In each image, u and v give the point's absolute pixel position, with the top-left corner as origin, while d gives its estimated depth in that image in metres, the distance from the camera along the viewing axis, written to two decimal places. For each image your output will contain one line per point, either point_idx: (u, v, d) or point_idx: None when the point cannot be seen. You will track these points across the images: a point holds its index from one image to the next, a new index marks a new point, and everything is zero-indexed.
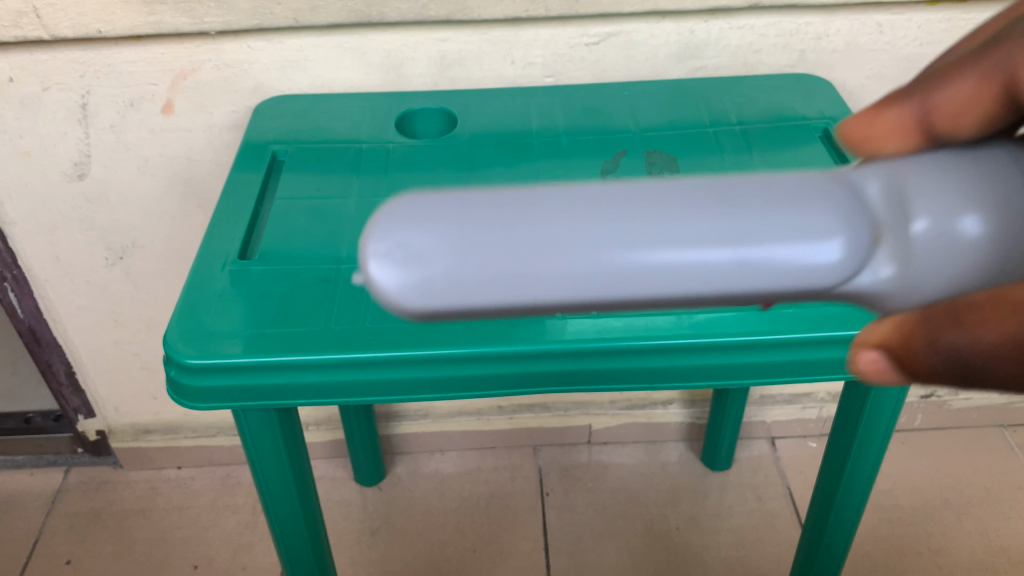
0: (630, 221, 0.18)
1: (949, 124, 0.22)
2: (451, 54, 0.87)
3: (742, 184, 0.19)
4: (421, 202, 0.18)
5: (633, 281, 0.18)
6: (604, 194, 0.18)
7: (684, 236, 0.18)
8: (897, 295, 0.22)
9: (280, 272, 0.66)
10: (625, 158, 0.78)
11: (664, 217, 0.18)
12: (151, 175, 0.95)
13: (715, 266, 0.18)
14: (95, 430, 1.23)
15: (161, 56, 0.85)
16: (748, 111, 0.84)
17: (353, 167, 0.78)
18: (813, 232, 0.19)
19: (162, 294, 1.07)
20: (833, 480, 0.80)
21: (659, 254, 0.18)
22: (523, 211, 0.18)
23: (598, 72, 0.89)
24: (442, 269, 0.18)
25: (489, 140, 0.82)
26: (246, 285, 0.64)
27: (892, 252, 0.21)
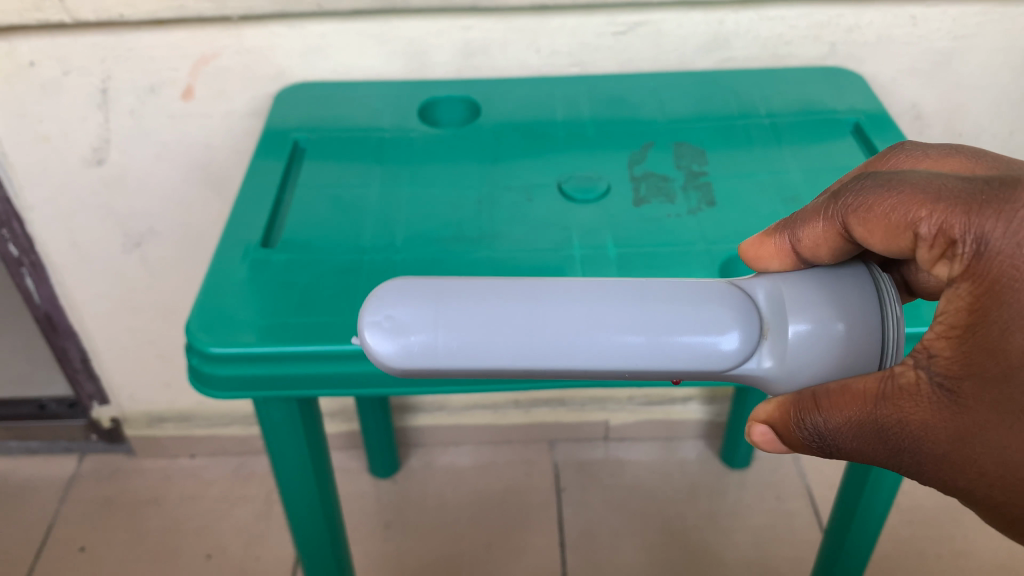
0: (520, 317, 0.36)
1: (810, 253, 0.42)
2: (475, 42, 0.85)
3: (575, 303, 0.37)
4: (408, 302, 0.37)
5: (517, 351, 0.36)
6: (498, 297, 0.37)
7: (548, 328, 0.36)
8: (779, 380, 0.40)
9: (303, 262, 0.64)
10: (653, 150, 0.77)
11: (538, 317, 0.36)
12: (170, 161, 0.94)
13: (561, 347, 0.36)
14: (109, 418, 1.22)
15: (183, 41, 0.84)
16: (778, 104, 0.82)
17: (375, 156, 0.77)
18: (612, 327, 0.36)
19: (178, 282, 1.06)
20: (860, 479, 0.77)
21: (525, 337, 0.36)
22: (470, 310, 0.36)
23: (625, 62, 0.87)
24: (419, 340, 0.36)
25: (512, 130, 0.80)
26: (269, 275, 0.63)
27: (772, 349, 0.39)
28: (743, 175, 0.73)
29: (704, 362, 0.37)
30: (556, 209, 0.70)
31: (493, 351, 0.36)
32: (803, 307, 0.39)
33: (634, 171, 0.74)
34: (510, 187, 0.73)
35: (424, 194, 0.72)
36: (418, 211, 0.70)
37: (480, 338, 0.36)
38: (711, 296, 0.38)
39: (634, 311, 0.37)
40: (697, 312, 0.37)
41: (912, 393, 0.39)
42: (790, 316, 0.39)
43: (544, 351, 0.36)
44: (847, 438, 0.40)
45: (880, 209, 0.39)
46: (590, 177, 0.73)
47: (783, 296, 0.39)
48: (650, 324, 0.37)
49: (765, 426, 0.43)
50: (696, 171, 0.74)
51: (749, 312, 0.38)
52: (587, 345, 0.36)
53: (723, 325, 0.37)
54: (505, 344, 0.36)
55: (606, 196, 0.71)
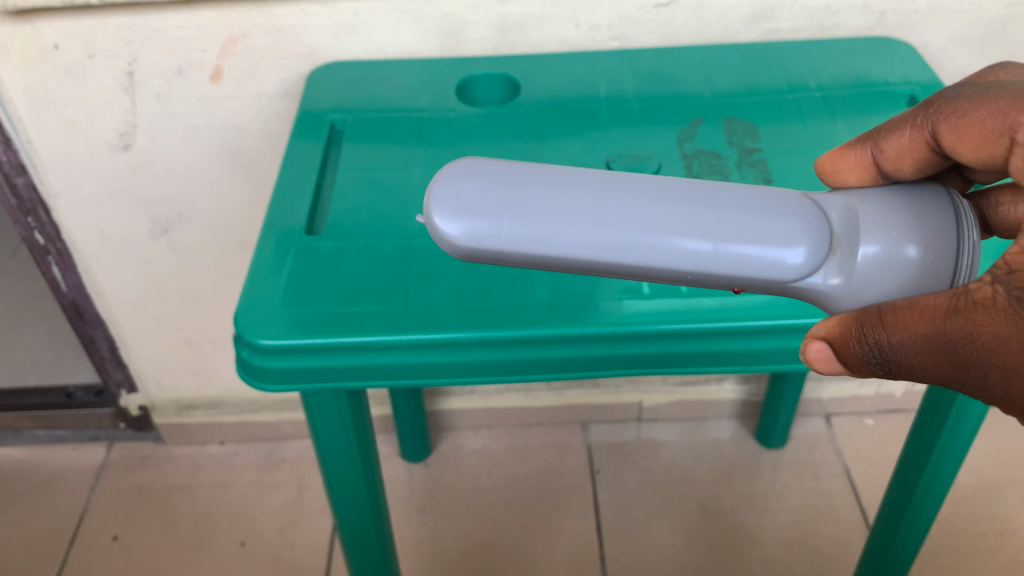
0: (591, 207, 0.34)
1: (892, 164, 0.42)
2: (513, 17, 0.82)
3: (645, 201, 0.34)
4: (466, 181, 0.35)
5: (584, 245, 0.34)
6: (562, 184, 0.34)
7: (612, 224, 0.34)
8: (842, 299, 0.39)
9: (350, 249, 0.62)
10: (703, 126, 0.74)
11: (610, 210, 0.34)
12: (198, 145, 0.92)
13: (631, 243, 0.34)
14: (138, 405, 1.21)
15: (211, 21, 0.82)
16: (827, 76, 0.80)
17: (415, 137, 0.75)
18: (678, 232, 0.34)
19: (207, 268, 1.04)
20: (921, 463, 0.74)
21: (583, 233, 0.34)
22: (542, 196, 0.34)
23: (666, 35, 0.85)
24: (471, 224, 0.34)
25: (554, 108, 0.78)
26: (315, 263, 0.61)
27: (840, 268, 0.38)
28: (799, 151, 0.70)
29: (773, 274, 0.35)
30: None
31: (560, 241, 0.34)
32: (872, 224, 0.38)
33: (685, 149, 0.72)
34: (558, 167, 0.71)
35: None
36: None
37: (549, 226, 0.34)
38: (789, 203, 0.36)
39: (709, 213, 0.34)
40: (776, 220, 0.35)
41: (987, 305, 0.37)
42: (863, 235, 0.38)
43: (612, 246, 0.34)
44: (910, 353, 0.38)
45: (976, 116, 0.40)
46: (638, 156, 0.71)
47: (855, 217, 0.38)
48: (726, 226, 0.34)
49: (821, 344, 0.41)
50: (749, 147, 0.71)
51: (822, 225, 0.37)
52: (655, 246, 0.34)
53: (801, 235, 0.36)
54: (573, 235, 0.34)
55: (658, 175, 0.69)
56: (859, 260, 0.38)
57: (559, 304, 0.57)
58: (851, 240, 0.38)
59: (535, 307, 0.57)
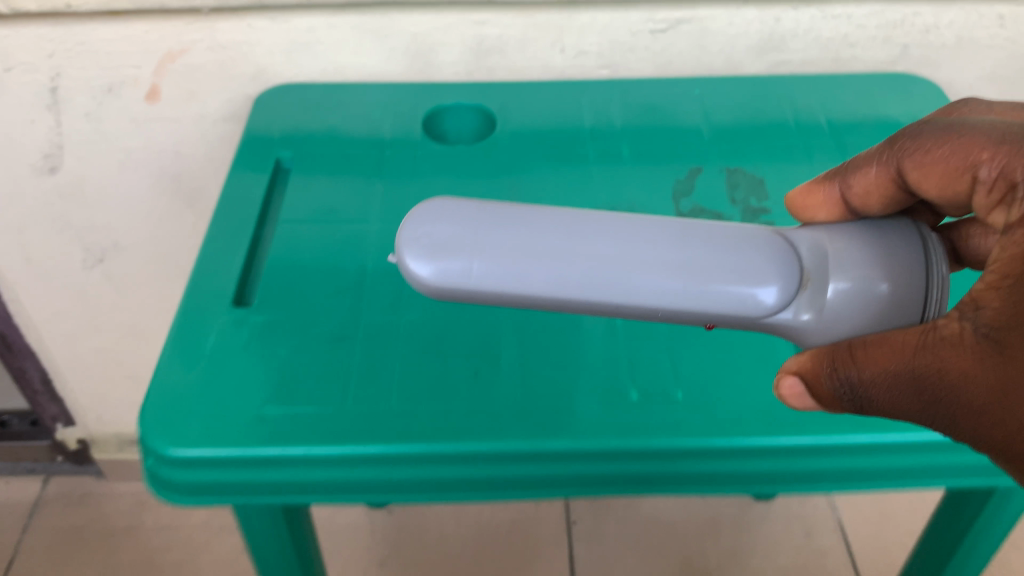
0: (561, 250, 0.39)
1: (860, 201, 0.44)
2: (490, 40, 0.72)
3: (611, 241, 0.39)
4: (442, 226, 0.39)
5: (554, 285, 0.39)
6: (532, 225, 0.40)
7: (581, 263, 0.39)
8: (817, 334, 0.41)
9: (282, 333, 0.52)
10: (702, 177, 0.65)
11: (576, 254, 0.39)
12: (135, 170, 0.81)
13: (596, 282, 0.39)
14: (76, 440, 1.12)
15: (145, 34, 0.71)
16: (841, 120, 0.70)
17: (371, 180, 0.65)
18: (641, 267, 0.39)
19: (150, 300, 0.94)
20: (950, 546, 0.67)
21: (553, 270, 0.39)
22: (516, 239, 0.39)
23: (662, 64, 0.75)
24: (452, 265, 0.39)
25: (532, 150, 0.68)
26: (239, 353, 0.51)
27: (808, 303, 0.41)
28: None
29: (738, 306, 0.39)
30: None
31: (531, 282, 0.39)
32: (839, 262, 0.41)
33: (681, 206, 0.62)
34: None
35: None
36: None
37: (521, 267, 0.39)
38: (749, 244, 0.40)
39: (663, 254, 0.39)
40: (729, 261, 0.39)
41: (953, 344, 0.36)
42: (832, 271, 0.40)
43: (577, 286, 0.39)
44: (883, 390, 0.38)
45: (939, 154, 0.41)
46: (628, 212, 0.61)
47: (827, 256, 0.41)
48: (681, 267, 0.39)
49: (793, 379, 0.42)
50: (755, 207, 0.62)
51: (783, 263, 0.40)
52: (618, 281, 0.39)
53: (754, 272, 0.39)
54: (544, 276, 0.39)
55: None
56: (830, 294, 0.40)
57: (528, 410, 0.48)
58: (823, 275, 0.40)
59: (500, 412, 0.47)
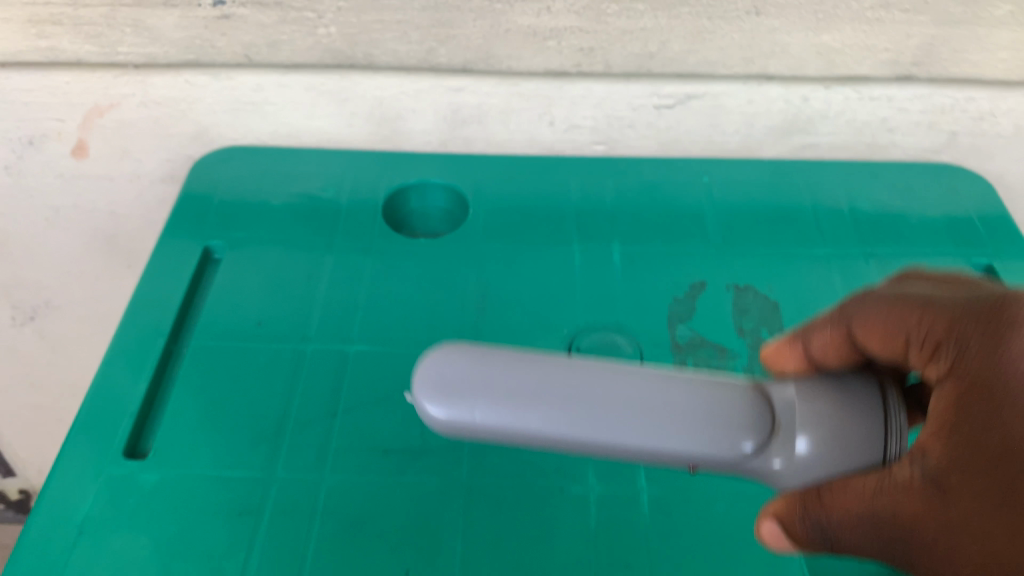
0: (597, 399, 0.31)
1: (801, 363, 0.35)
2: (467, 108, 0.62)
3: (599, 379, 0.32)
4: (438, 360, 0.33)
5: (584, 442, 0.31)
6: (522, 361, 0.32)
7: (571, 405, 0.31)
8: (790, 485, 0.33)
9: (175, 502, 0.44)
10: (706, 295, 0.55)
11: (614, 406, 0.31)
12: (64, 228, 0.72)
13: (588, 426, 0.31)
14: (18, 491, 1.07)
15: (67, 85, 0.60)
16: (870, 233, 0.61)
17: (313, 286, 0.56)
18: (631, 411, 0.31)
19: (87, 358, 0.86)
20: None
21: (541, 415, 0.31)
22: (543, 382, 0.32)
23: (667, 142, 0.65)
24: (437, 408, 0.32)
25: (506, 253, 0.58)
26: (122, 533, 0.43)
27: (778, 453, 0.32)
28: None
29: (733, 454, 0.32)
30: None
31: (561, 436, 0.31)
32: (835, 415, 0.32)
33: (677, 334, 0.53)
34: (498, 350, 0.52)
35: (371, 358, 0.51)
36: (357, 394, 0.49)
37: (549, 419, 0.31)
38: (813, 399, 0.32)
39: (715, 408, 0.32)
40: (789, 418, 0.32)
41: (906, 487, 0.30)
42: (796, 423, 0.32)
43: (612, 445, 0.31)
44: (851, 534, 0.31)
45: (873, 314, 0.34)
46: (613, 343, 0.52)
47: (867, 408, 0.32)
48: (735, 423, 0.32)
49: (769, 525, 0.34)
50: (765, 338, 0.52)
51: (833, 424, 0.32)
52: (608, 426, 0.31)
53: (819, 435, 0.32)
54: (575, 432, 0.31)
55: None
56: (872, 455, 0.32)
57: None
58: (844, 435, 0.32)
59: None
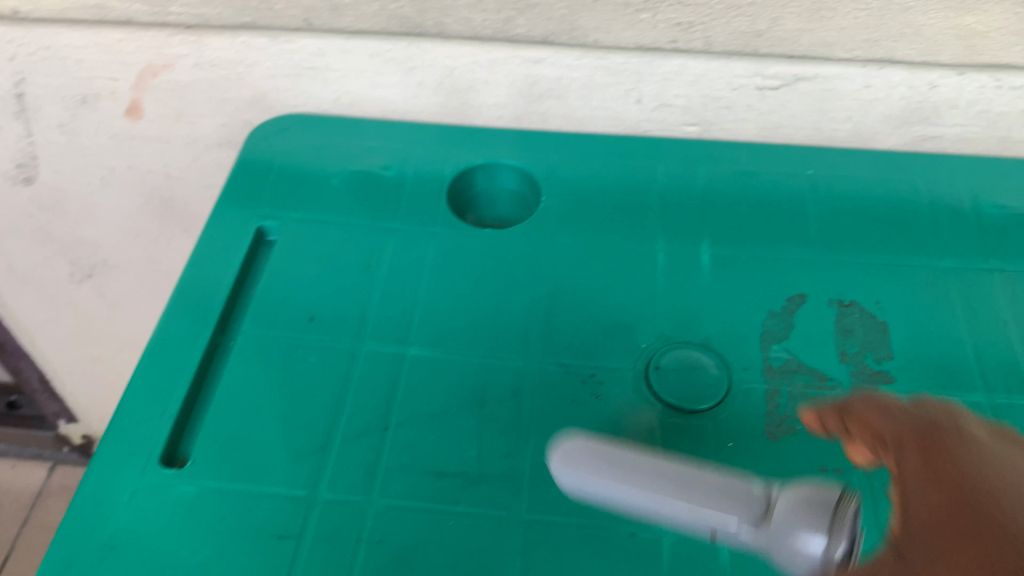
0: (641, 467, 0.36)
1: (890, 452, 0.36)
2: (545, 81, 0.56)
3: (665, 477, 0.35)
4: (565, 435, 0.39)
5: (627, 500, 0.36)
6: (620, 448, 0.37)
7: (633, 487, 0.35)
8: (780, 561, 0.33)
9: (209, 520, 0.40)
10: (805, 310, 0.49)
11: (652, 473, 0.35)
12: (119, 188, 0.69)
13: (639, 500, 0.35)
14: (80, 434, 1.13)
15: (120, 43, 0.56)
16: (997, 240, 0.53)
17: (368, 277, 0.51)
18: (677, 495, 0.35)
19: (144, 317, 0.86)
20: None
21: (608, 478, 0.36)
22: (606, 449, 0.37)
23: (768, 126, 0.58)
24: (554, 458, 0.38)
25: (580, 249, 0.53)
26: (153, 551, 0.39)
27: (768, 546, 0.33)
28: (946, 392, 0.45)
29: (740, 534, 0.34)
30: (643, 427, 0.44)
31: (610, 493, 0.36)
32: (800, 516, 0.32)
33: (770, 355, 0.47)
34: (566, 362, 0.47)
35: (428, 364, 0.46)
36: (412, 406, 0.44)
37: (595, 474, 0.36)
38: (818, 497, 0.32)
39: (732, 484, 0.34)
40: (787, 508, 0.32)
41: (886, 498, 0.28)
42: (776, 531, 0.32)
43: (648, 506, 0.35)
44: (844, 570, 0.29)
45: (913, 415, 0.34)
46: (697, 362, 0.46)
47: (842, 508, 0.31)
48: (745, 501, 0.33)
49: None
50: (871, 367, 0.46)
51: (815, 517, 0.31)
52: (646, 500, 0.35)
53: (808, 529, 0.31)
54: (617, 490, 0.36)
55: (721, 405, 0.44)
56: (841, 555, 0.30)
57: None
58: (817, 522, 0.31)
59: None
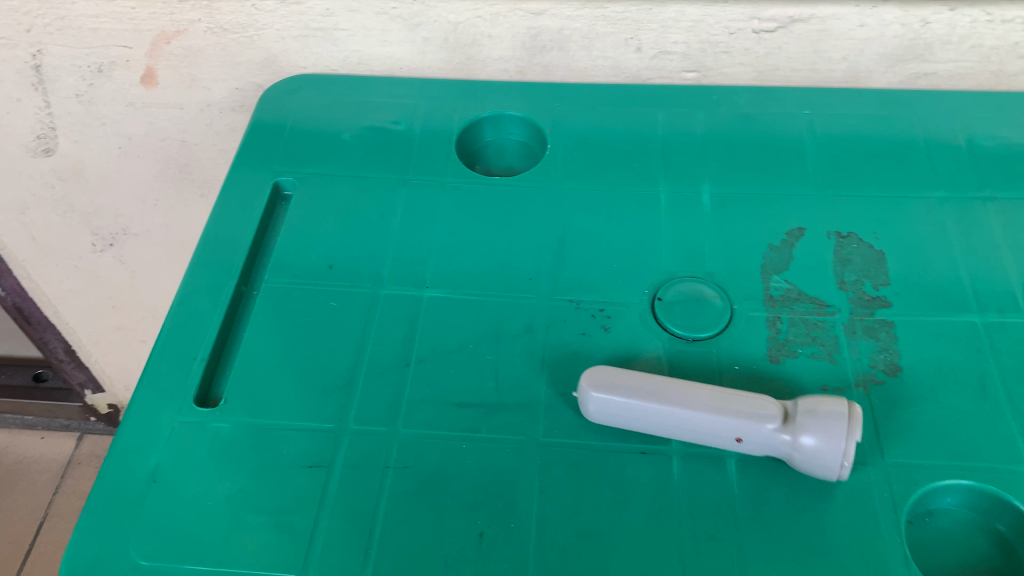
0: (675, 391, 0.41)
1: None
2: (547, 33, 0.58)
3: (689, 404, 0.41)
4: (591, 370, 0.43)
5: (662, 419, 0.41)
6: (644, 380, 0.42)
7: (661, 411, 0.41)
8: (798, 466, 0.40)
9: (243, 452, 0.43)
10: (804, 243, 0.51)
11: (689, 396, 0.41)
12: (137, 156, 0.72)
13: (667, 421, 0.41)
14: (106, 404, 1.16)
15: (133, 11, 0.58)
16: (990, 169, 0.54)
17: (383, 226, 0.53)
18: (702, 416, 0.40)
19: (165, 285, 0.88)
20: None
21: (639, 406, 0.41)
22: (638, 379, 0.42)
23: (765, 70, 0.59)
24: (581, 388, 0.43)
25: (586, 194, 0.55)
26: (192, 483, 0.42)
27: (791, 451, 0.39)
28: (941, 314, 0.47)
29: (760, 445, 0.40)
30: (651, 355, 0.46)
31: (645, 416, 0.41)
32: (815, 417, 0.39)
33: (771, 286, 0.49)
34: (577, 299, 0.49)
35: (443, 305, 0.49)
36: (431, 344, 0.47)
37: (635, 398, 0.41)
38: (828, 404, 0.39)
39: (758, 402, 0.40)
40: (807, 418, 0.39)
41: None
42: (798, 433, 0.39)
43: (685, 426, 0.40)
44: None
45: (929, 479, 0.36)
46: (701, 294, 0.48)
47: (845, 408, 0.39)
48: (771, 415, 0.40)
49: None
50: (869, 294, 0.48)
51: (827, 420, 0.39)
52: (676, 419, 0.40)
53: (823, 429, 0.38)
54: (656, 412, 0.41)
55: (724, 333, 0.46)
56: (849, 447, 0.38)
57: None
58: (832, 425, 0.38)
59: None
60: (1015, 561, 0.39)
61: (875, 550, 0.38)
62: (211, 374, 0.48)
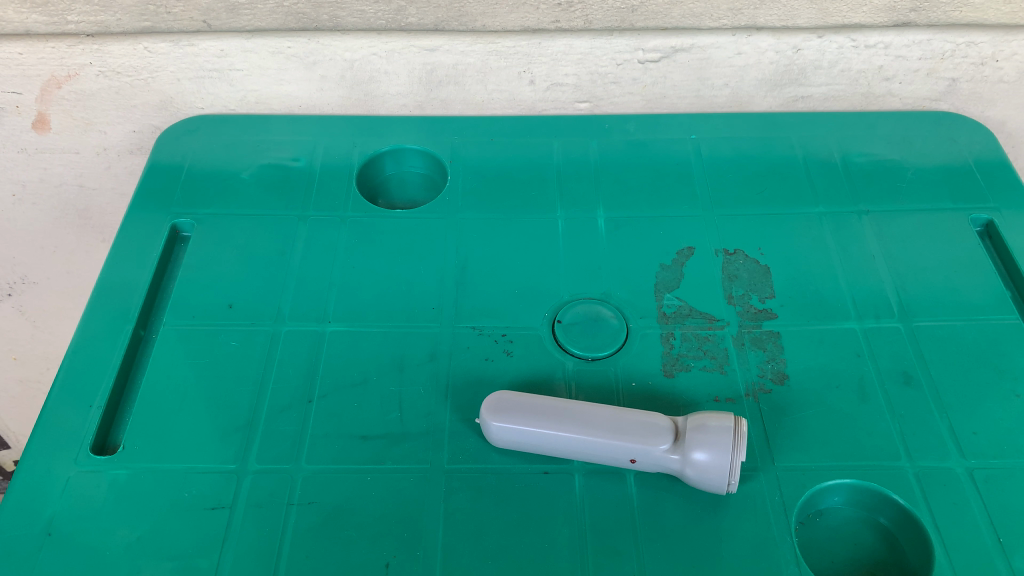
0: (574, 414, 0.42)
1: None
2: (442, 68, 0.59)
3: (585, 424, 0.42)
4: (495, 394, 0.44)
5: (560, 442, 0.42)
6: (543, 403, 0.43)
7: (558, 431, 0.42)
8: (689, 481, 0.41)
9: (143, 498, 0.42)
10: (694, 261, 0.53)
11: (585, 418, 0.42)
12: (32, 203, 0.70)
13: (564, 441, 0.42)
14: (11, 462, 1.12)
15: (20, 57, 0.57)
16: (863, 184, 0.58)
17: (284, 263, 0.53)
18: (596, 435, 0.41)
19: (68, 333, 0.86)
20: None
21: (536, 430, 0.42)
22: (538, 403, 0.43)
23: (653, 98, 0.62)
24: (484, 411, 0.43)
25: (484, 222, 0.56)
26: (90, 532, 0.41)
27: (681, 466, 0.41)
28: (823, 323, 0.49)
29: (653, 463, 0.41)
30: (551, 376, 0.47)
31: (543, 440, 0.42)
32: (704, 433, 0.40)
33: (664, 304, 0.51)
34: (479, 325, 0.50)
35: (346, 338, 0.49)
36: (334, 379, 0.47)
37: (534, 422, 0.42)
38: (716, 419, 0.41)
39: (651, 421, 0.42)
40: (696, 434, 0.40)
41: None
42: (688, 448, 0.40)
43: (582, 446, 0.42)
44: None
45: None
46: (597, 315, 0.50)
47: (732, 423, 0.41)
48: (664, 434, 0.41)
49: None
50: (755, 306, 0.50)
51: (716, 435, 0.40)
52: (573, 440, 0.42)
53: (712, 444, 0.40)
54: (554, 436, 0.42)
55: (618, 351, 0.48)
56: (735, 461, 0.40)
57: None
58: (720, 440, 0.40)
59: None
60: (899, 554, 0.41)
61: (768, 553, 0.40)
62: (110, 421, 0.47)
